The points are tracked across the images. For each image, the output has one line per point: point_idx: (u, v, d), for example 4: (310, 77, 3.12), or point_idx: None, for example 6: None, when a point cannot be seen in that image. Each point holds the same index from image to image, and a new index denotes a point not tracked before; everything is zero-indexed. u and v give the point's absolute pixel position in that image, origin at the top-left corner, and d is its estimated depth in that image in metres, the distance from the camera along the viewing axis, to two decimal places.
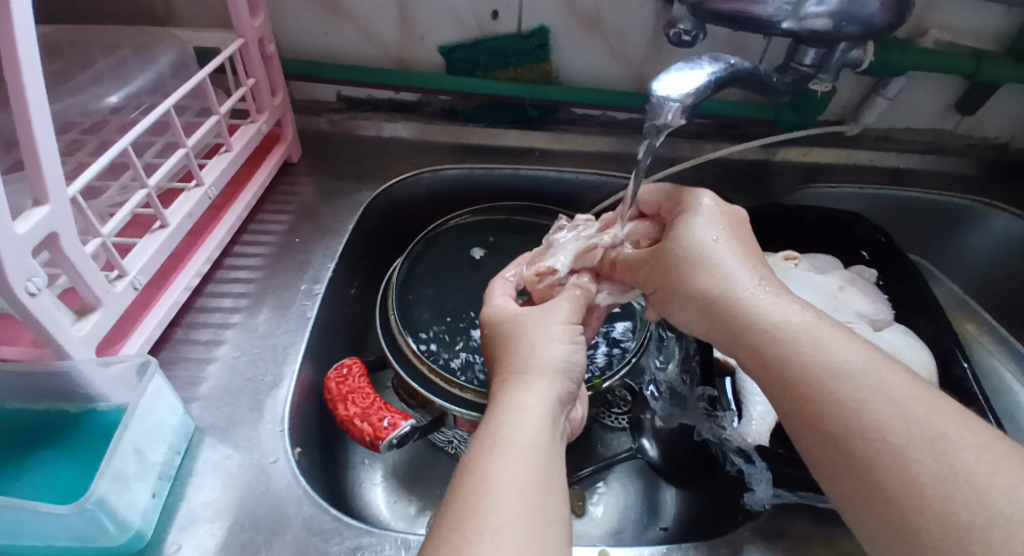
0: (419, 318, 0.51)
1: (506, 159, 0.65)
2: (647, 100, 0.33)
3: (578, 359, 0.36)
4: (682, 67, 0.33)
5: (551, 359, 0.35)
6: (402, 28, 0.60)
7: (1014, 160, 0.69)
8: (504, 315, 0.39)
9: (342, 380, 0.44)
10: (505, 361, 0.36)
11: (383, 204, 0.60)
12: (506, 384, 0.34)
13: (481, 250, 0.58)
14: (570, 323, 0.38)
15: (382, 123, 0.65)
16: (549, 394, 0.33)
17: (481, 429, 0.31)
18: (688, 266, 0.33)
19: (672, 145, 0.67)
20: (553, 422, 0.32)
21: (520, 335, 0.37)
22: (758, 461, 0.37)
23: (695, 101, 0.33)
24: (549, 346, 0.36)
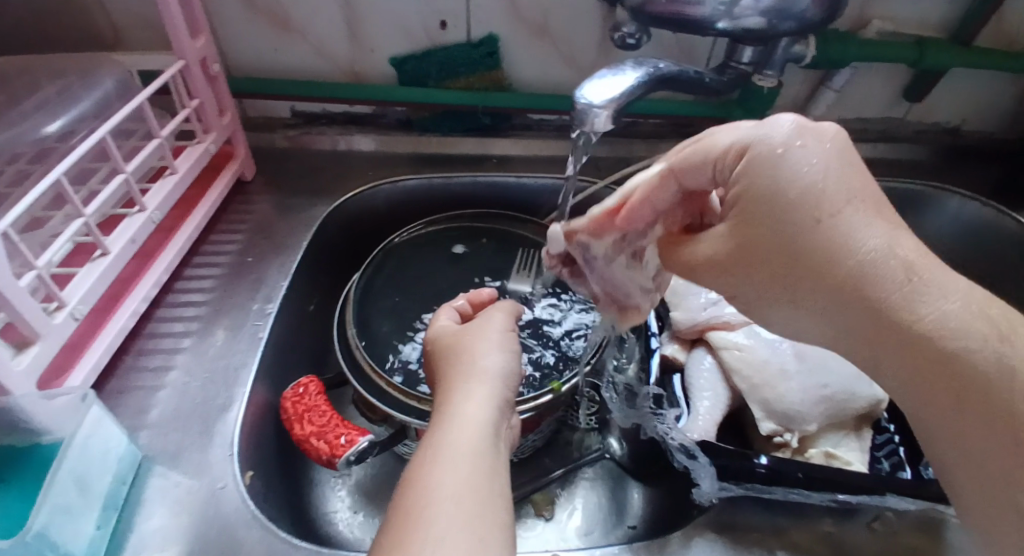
0: (378, 330, 0.51)
1: (463, 167, 0.65)
2: (573, 102, 0.33)
3: (514, 364, 0.39)
4: (610, 72, 0.34)
5: (487, 367, 0.37)
6: (352, 42, 0.60)
7: (965, 144, 0.71)
8: (443, 332, 0.43)
9: (299, 399, 0.44)
10: (447, 375, 0.38)
11: (340, 218, 0.60)
12: (445, 398, 0.35)
13: (464, 245, 0.60)
14: (507, 328, 0.42)
15: (337, 137, 0.65)
16: (489, 403, 0.35)
17: (423, 441, 0.32)
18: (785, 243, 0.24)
19: (628, 146, 0.67)
20: (494, 428, 0.33)
21: (459, 345, 0.40)
22: (700, 456, 0.34)
23: (621, 108, 0.34)
24: (485, 356, 0.38)
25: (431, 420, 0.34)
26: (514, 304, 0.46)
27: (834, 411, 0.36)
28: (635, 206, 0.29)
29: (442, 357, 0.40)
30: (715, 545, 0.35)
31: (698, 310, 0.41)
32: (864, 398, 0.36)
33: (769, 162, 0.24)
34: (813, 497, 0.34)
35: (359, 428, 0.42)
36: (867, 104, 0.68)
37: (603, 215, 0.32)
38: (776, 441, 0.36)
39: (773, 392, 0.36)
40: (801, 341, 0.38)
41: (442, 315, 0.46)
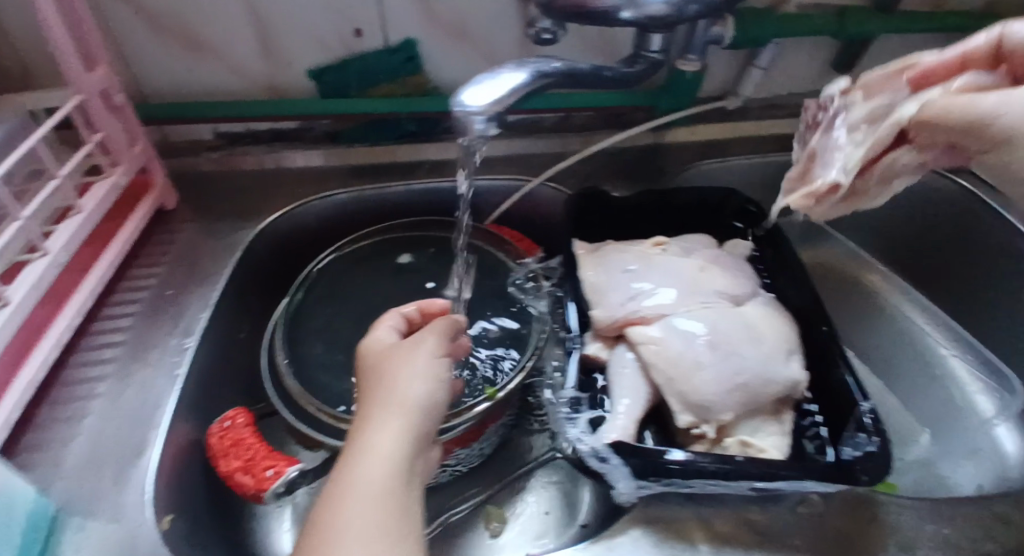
0: (310, 353, 0.50)
1: (395, 175, 0.63)
2: (454, 105, 0.33)
3: (439, 394, 0.37)
4: (494, 74, 0.34)
5: (410, 398, 0.35)
6: (267, 58, 0.58)
7: None
8: (374, 352, 0.40)
9: (225, 433, 0.43)
10: (368, 404, 0.36)
11: (268, 239, 0.58)
12: (359, 431, 0.34)
13: (409, 256, 0.59)
14: (440, 353, 0.39)
15: (264, 155, 0.63)
16: (405, 442, 0.33)
17: (329, 487, 0.30)
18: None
19: (562, 140, 0.66)
20: (408, 466, 0.32)
21: (384, 369, 0.38)
22: (613, 458, 0.33)
23: (504, 111, 0.33)
24: (409, 385, 0.36)
25: (343, 457, 0.32)
26: (452, 318, 0.43)
27: (749, 399, 0.36)
28: (938, 63, 0.32)
29: (367, 380, 0.38)
30: (640, 541, 0.34)
31: (617, 306, 0.41)
32: (780, 381, 0.36)
33: None
34: (734, 486, 0.34)
35: (286, 459, 0.41)
36: (796, 82, 0.65)
37: (888, 77, 0.35)
38: (694, 432, 0.36)
39: (691, 384, 0.36)
40: (713, 331, 0.38)
41: (381, 328, 0.42)
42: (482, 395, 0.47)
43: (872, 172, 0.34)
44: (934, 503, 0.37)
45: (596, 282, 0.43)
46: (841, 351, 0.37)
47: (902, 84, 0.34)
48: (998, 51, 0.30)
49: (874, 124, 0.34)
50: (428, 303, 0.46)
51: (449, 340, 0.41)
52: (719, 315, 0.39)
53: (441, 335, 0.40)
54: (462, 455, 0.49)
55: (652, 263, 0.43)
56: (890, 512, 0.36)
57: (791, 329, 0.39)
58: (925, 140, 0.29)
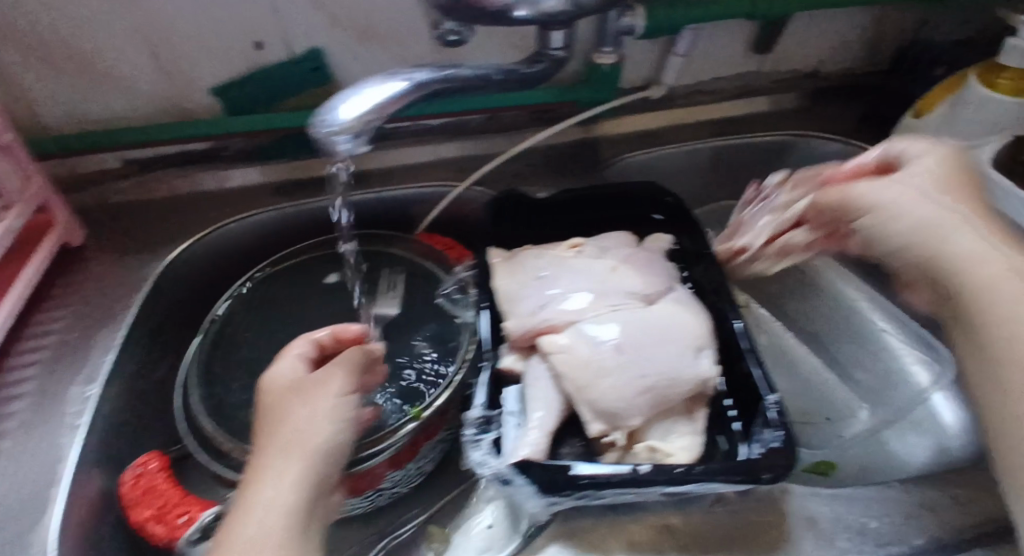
0: (229, 386, 0.48)
1: (315, 192, 0.61)
2: (311, 124, 0.31)
3: (344, 434, 0.38)
4: (356, 88, 0.32)
5: (311, 441, 0.36)
6: (166, 79, 0.55)
7: (829, 84, 0.69)
8: (274, 392, 0.40)
9: (138, 480, 0.43)
10: (267, 446, 0.36)
11: (183, 269, 0.57)
12: (257, 477, 0.34)
13: (337, 274, 0.58)
14: (347, 392, 0.39)
15: (176, 181, 0.61)
16: (303, 486, 0.33)
17: (220, 538, 0.30)
18: (926, 202, 0.30)
19: (487, 144, 0.64)
20: (304, 513, 0.32)
21: (286, 409, 0.38)
22: (516, 480, 0.32)
23: (368, 128, 0.32)
24: (311, 426, 0.36)
25: (236, 505, 0.33)
26: (363, 350, 0.43)
27: (659, 400, 0.36)
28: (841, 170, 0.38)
29: (268, 421, 0.38)
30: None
31: (528, 315, 0.40)
32: (688, 382, 0.36)
33: (977, 191, 0.31)
34: (643, 494, 0.34)
35: (201, 503, 0.42)
36: (718, 66, 0.65)
37: (813, 176, 0.42)
38: (603, 441, 0.35)
39: (599, 391, 0.35)
40: (625, 335, 0.37)
41: (281, 366, 0.42)
42: (406, 414, 0.47)
43: (770, 248, 0.43)
44: (853, 491, 0.37)
45: (509, 291, 0.42)
46: (751, 348, 0.38)
47: (815, 182, 0.41)
48: (883, 165, 0.36)
49: (783, 212, 0.43)
50: (338, 330, 0.46)
51: (358, 375, 0.41)
52: (629, 317, 0.38)
53: (348, 373, 0.41)
54: (395, 478, 0.47)
55: (563, 267, 0.43)
56: (807, 504, 0.36)
57: (703, 325, 0.39)
58: (819, 219, 0.37)
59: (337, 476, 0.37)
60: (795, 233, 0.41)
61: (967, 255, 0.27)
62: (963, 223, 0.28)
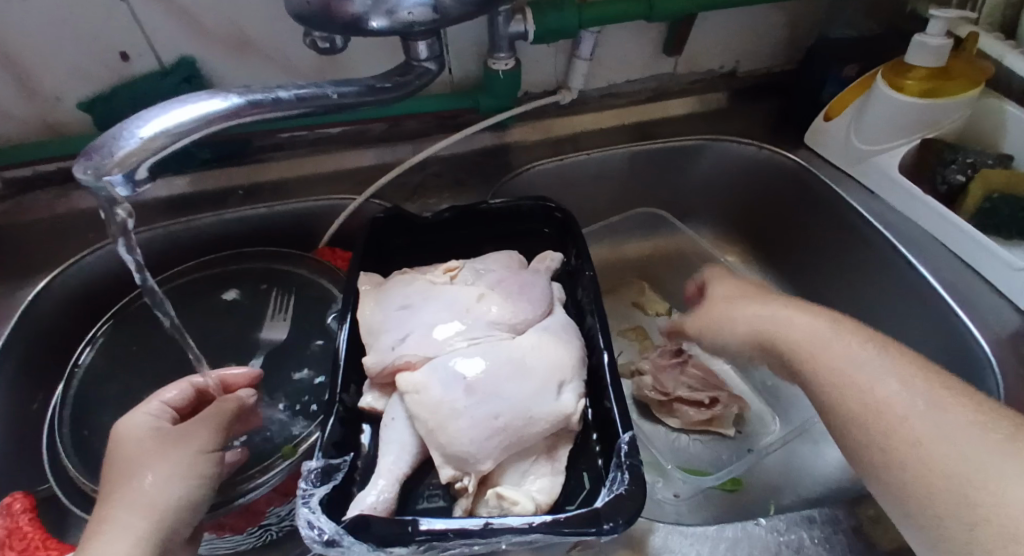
0: (97, 423, 0.45)
1: (205, 206, 0.57)
2: (77, 156, 0.27)
3: (197, 496, 0.32)
4: (141, 113, 0.29)
5: (154, 509, 0.30)
6: (28, 96, 0.51)
7: (744, 85, 0.68)
8: (126, 440, 0.33)
9: (4, 522, 0.42)
10: (101, 516, 0.30)
11: (59, 293, 0.54)
12: (88, 543, 0.28)
13: (236, 290, 0.55)
14: (208, 448, 0.34)
15: (55, 200, 0.57)
16: None
17: None
18: (750, 303, 0.41)
19: (391, 152, 0.61)
20: None
21: (131, 469, 0.32)
22: (344, 540, 0.29)
23: (151, 162, 0.28)
24: (158, 489, 0.31)
25: None
26: (236, 398, 0.37)
27: (513, 441, 0.34)
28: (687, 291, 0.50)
29: (109, 483, 0.32)
30: None
31: (387, 350, 0.38)
32: (546, 416, 0.35)
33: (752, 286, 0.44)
34: (491, 544, 0.31)
35: (60, 548, 0.40)
36: (629, 68, 0.62)
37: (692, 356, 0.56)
38: (455, 487, 0.33)
39: (445, 436, 0.33)
40: (483, 374, 0.35)
41: (140, 412, 0.35)
42: (277, 450, 0.43)
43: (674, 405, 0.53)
44: (727, 529, 0.35)
45: (372, 322, 0.40)
46: (614, 382, 0.36)
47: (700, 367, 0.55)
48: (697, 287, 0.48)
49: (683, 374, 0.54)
50: (224, 376, 0.40)
51: (225, 431, 0.35)
52: (489, 350, 0.37)
53: (215, 426, 0.35)
54: (282, 511, 0.41)
55: (430, 295, 0.41)
56: (675, 545, 0.34)
57: (567, 352, 0.37)
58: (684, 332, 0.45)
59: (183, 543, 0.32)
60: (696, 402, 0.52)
61: (785, 322, 0.38)
62: (777, 304, 0.40)
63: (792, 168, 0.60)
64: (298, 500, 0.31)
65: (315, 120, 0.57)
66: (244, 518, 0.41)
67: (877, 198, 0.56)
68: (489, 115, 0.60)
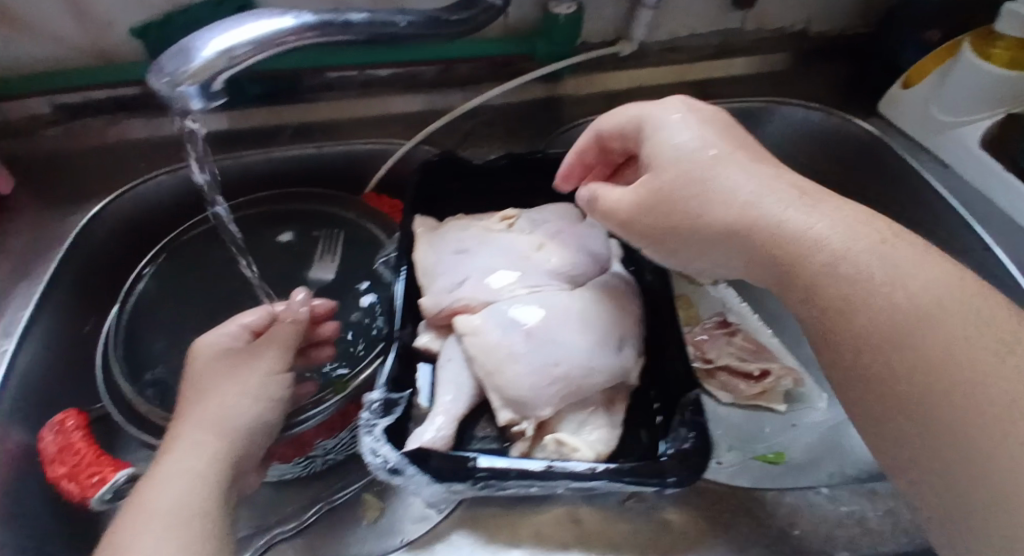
0: (150, 351, 0.46)
1: (255, 143, 0.56)
2: (152, 66, 0.27)
3: (269, 418, 0.32)
4: (214, 27, 0.28)
5: (229, 424, 0.31)
6: (79, 19, 0.50)
7: (814, 47, 0.64)
8: (200, 357, 0.34)
9: (58, 437, 0.43)
10: (180, 425, 0.31)
11: (111, 223, 0.54)
12: (164, 452, 0.29)
13: (290, 233, 0.54)
14: (278, 370, 0.34)
15: (106, 130, 0.57)
16: (211, 477, 0.28)
17: (111, 532, 0.26)
18: (720, 176, 0.31)
19: (442, 99, 0.59)
20: (212, 504, 0.27)
21: (206, 384, 0.33)
22: (408, 470, 0.30)
23: (224, 77, 0.28)
24: (230, 406, 0.31)
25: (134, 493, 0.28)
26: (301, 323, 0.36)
27: (573, 391, 0.34)
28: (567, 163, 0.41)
29: (186, 396, 0.33)
30: (462, 545, 0.33)
31: (443, 293, 0.37)
32: (607, 368, 0.34)
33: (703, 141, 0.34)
34: (549, 487, 0.31)
35: (113, 465, 0.41)
36: (695, 22, 0.59)
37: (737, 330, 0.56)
38: (513, 431, 0.33)
39: (505, 380, 0.33)
40: (543, 321, 0.35)
41: (217, 332, 0.35)
42: (328, 386, 0.43)
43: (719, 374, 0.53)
44: (784, 493, 0.35)
45: (427, 264, 0.39)
46: (677, 340, 0.36)
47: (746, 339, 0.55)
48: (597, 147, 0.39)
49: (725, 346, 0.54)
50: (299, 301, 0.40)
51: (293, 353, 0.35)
52: (549, 298, 0.36)
53: (284, 347, 0.35)
54: (328, 446, 0.42)
55: (487, 241, 0.41)
56: (733, 505, 0.34)
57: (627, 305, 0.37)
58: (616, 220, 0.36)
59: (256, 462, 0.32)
60: (742, 372, 0.52)
61: (760, 207, 0.29)
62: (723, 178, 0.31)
63: (863, 136, 0.58)
64: (362, 429, 0.32)
65: (365, 56, 0.55)
66: (292, 448, 0.41)
67: (953, 174, 0.53)
68: (545, 64, 0.58)
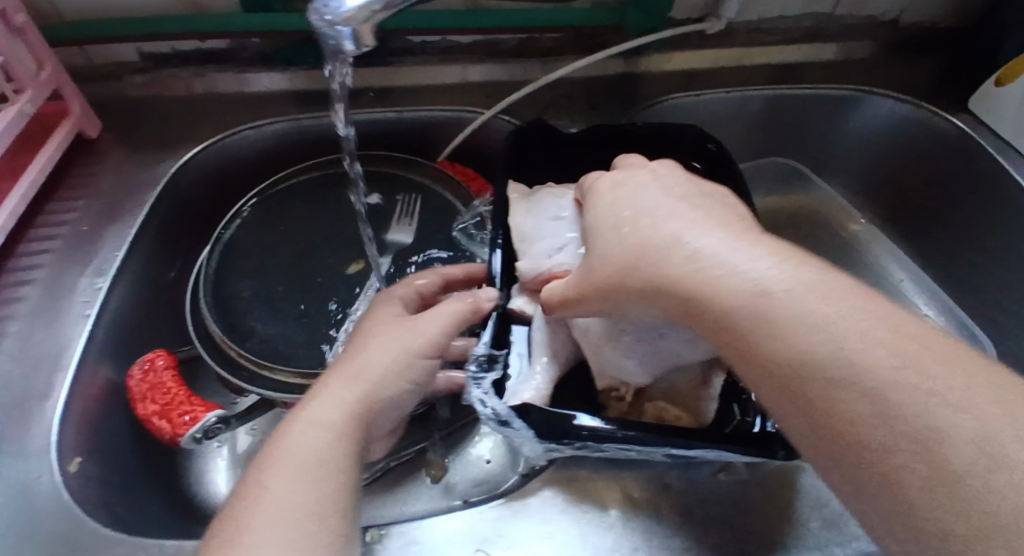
0: (238, 297, 0.47)
1: (338, 103, 0.57)
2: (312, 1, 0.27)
3: (408, 388, 0.32)
4: None
5: (374, 385, 0.31)
6: None
7: (905, 37, 0.63)
8: (370, 311, 0.35)
9: (146, 375, 0.43)
10: (332, 368, 0.32)
11: (197, 171, 0.56)
12: (313, 394, 0.30)
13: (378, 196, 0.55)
14: (427, 350, 0.33)
15: (193, 80, 0.57)
16: (349, 436, 0.29)
17: (261, 458, 0.27)
18: (651, 227, 0.28)
19: (522, 69, 0.59)
20: (345, 462, 0.27)
21: (359, 337, 0.33)
22: (516, 424, 0.31)
23: (378, 22, 0.27)
24: (375, 362, 0.31)
25: (283, 424, 0.29)
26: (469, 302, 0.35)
27: (668, 360, 0.34)
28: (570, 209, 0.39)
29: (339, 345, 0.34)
30: (551, 503, 0.33)
31: (542, 258, 0.38)
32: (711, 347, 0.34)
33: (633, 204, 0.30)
34: (648, 453, 0.32)
35: (204, 404, 0.41)
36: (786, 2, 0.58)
37: None
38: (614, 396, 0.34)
39: (611, 348, 0.34)
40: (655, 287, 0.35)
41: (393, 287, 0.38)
42: None
43: None
44: None
45: (524, 229, 0.40)
46: None
47: None
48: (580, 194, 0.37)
49: None
50: (468, 271, 0.40)
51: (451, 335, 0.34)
52: None
53: (444, 325, 0.34)
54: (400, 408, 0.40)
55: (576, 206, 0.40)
56: (821, 486, 0.35)
57: None
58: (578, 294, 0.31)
59: (385, 428, 0.32)
60: None
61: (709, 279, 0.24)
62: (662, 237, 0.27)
63: (954, 138, 0.55)
64: (470, 381, 0.33)
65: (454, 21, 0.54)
66: None
67: None
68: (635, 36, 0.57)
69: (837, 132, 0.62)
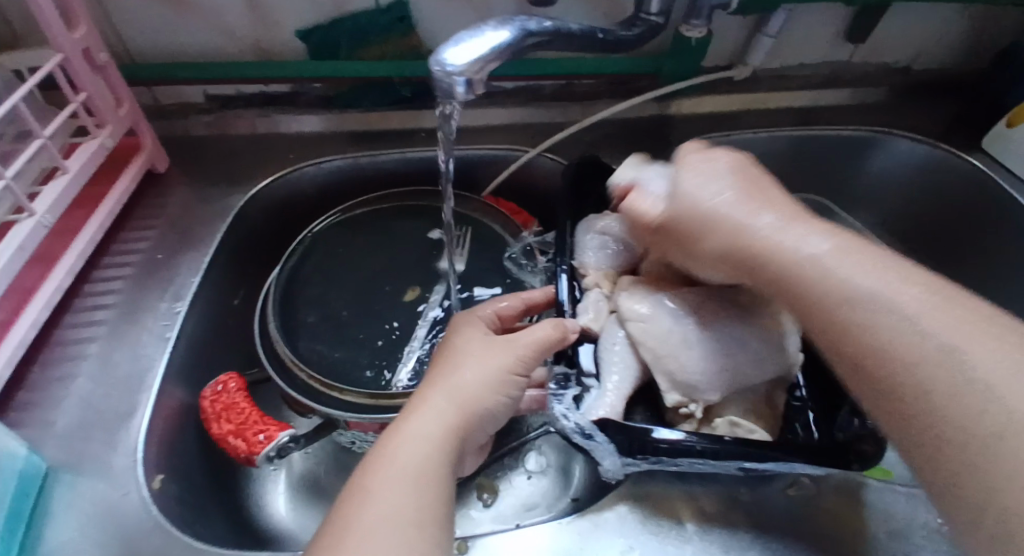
0: (302, 323, 0.49)
1: (393, 141, 0.61)
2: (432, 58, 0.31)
3: (499, 408, 0.34)
4: (476, 31, 0.32)
5: (471, 401, 0.33)
6: (254, 16, 0.55)
7: (917, 83, 0.67)
8: (462, 328, 0.38)
9: (217, 397, 0.44)
10: (431, 381, 0.34)
11: (260, 204, 0.59)
12: (416, 405, 0.32)
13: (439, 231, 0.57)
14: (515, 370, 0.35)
15: (257, 120, 0.61)
16: (449, 449, 0.30)
17: (369, 459, 0.29)
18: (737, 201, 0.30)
19: (563, 111, 0.63)
20: (445, 474, 0.29)
21: (453, 353, 0.35)
22: (597, 435, 0.32)
23: (485, 73, 0.32)
24: (471, 380, 0.33)
25: (386, 431, 0.31)
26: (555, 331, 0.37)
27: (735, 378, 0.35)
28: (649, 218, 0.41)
29: (436, 360, 0.36)
30: (626, 517, 0.35)
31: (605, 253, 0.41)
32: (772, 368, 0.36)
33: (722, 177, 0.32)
34: (726, 466, 0.33)
35: (277, 424, 0.43)
36: (806, 50, 0.64)
37: None
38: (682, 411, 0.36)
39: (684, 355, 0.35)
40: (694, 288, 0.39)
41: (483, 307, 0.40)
42: None
43: None
44: None
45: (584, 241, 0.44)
46: None
47: None
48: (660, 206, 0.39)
49: None
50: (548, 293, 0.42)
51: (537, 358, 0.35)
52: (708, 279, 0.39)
53: (529, 351, 0.35)
54: None
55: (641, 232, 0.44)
56: (883, 500, 0.36)
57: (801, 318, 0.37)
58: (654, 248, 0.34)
59: (473, 445, 0.34)
60: None
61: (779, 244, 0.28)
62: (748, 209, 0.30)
63: (972, 173, 0.59)
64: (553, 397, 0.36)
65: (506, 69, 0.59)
66: None
67: None
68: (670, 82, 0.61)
69: (860, 170, 0.66)
